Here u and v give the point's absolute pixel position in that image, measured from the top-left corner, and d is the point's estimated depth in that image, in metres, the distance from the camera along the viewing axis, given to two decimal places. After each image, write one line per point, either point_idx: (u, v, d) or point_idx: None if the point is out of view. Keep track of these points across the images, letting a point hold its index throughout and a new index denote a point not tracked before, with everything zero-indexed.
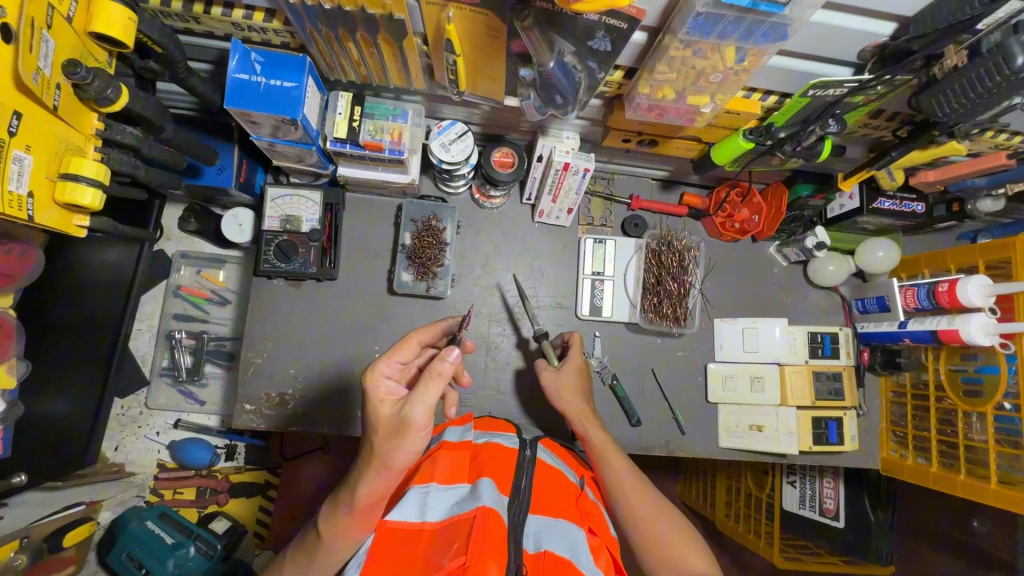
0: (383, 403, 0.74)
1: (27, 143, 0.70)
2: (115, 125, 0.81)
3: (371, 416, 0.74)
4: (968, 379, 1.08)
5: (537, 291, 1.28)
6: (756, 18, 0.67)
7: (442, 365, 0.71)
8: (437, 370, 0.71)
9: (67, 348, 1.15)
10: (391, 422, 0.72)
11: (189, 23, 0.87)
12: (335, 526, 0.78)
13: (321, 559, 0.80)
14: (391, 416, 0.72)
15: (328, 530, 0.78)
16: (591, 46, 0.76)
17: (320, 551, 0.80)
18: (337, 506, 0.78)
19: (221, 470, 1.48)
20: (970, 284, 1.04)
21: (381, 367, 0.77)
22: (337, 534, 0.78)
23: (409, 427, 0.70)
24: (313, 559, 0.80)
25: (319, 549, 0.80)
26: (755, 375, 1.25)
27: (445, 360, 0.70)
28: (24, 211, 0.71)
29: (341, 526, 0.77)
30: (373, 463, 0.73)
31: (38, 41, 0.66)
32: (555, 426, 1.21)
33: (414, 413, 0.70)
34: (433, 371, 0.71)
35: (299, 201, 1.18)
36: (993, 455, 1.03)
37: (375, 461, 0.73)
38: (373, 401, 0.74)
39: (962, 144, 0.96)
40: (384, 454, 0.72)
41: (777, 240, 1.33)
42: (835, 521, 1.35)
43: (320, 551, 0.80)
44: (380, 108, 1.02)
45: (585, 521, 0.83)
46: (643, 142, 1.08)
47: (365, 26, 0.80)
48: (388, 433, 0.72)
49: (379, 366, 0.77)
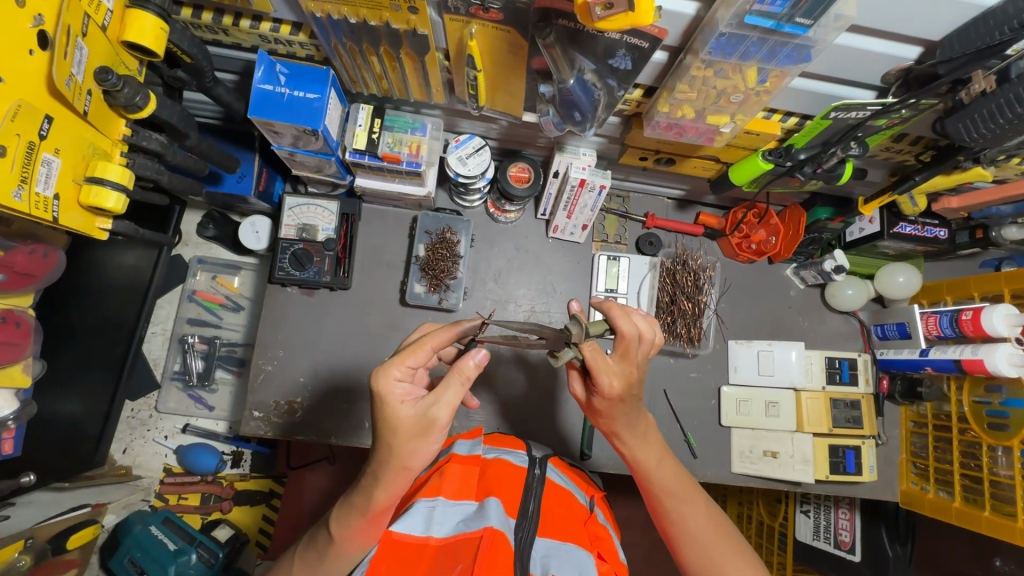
0: (402, 405, 0.68)
1: (56, 147, 0.71)
2: (142, 131, 0.82)
3: (386, 418, 0.68)
4: (993, 412, 1.05)
5: (550, 307, 1.27)
6: (780, 39, 0.67)
7: (468, 366, 0.70)
8: (464, 372, 0.70)
9: (82, 349, 1.16)
10: (412, 426, 0.68)
11: (217, 34, 0.89)
12: (344, 532, 0.75)
13: (328, 569, 0.79)
14: (412, 417, 0.68)
15: (338, 537, 0.75)
16: (611, 64, 0.76)
17: (325, 564, 0.78)
18: (348, 514, 0.74)
19: (226, 476, 1.47)
20: (995, 313, 1.02)
21: (395, 369, 0.69)
22: (345, 544, 0.76)
23: (433, 427, 0.68)
24: (319, 570, 0.79)
25: (327, 559, 0.78)
26: (770, 399, 1.23)
27: (473, 362, 0.70)
28: (49, 212, 0.72)
29: (349, 533, 0.75)
30: (389, 466, 0.69)
31: (73, 49, 0.68)
32: (564, 445, 1.20)
33: (438, 410, 0.68)
34: (457, 371, 0.69)
35: (318, 211, 1.20)
36: (1020, 492, 0.99)
37: (392, 461, 0.69)
38: (388, 402, 0.68)
39: (988, 169, 0.94)
40: (403, 454, 0.68)
41: (795, 262, 1.31)
42: (851, 555, 1.29)
43: (328, 558, 0.77)
44: (399, 120, 1.03)
45: (595, 545, 0.80)
46: (660, 161, 1.08)
47: (389, 40, 0.81)
48: (409, 434, 0.68)
49: (391, 369, 0.69)
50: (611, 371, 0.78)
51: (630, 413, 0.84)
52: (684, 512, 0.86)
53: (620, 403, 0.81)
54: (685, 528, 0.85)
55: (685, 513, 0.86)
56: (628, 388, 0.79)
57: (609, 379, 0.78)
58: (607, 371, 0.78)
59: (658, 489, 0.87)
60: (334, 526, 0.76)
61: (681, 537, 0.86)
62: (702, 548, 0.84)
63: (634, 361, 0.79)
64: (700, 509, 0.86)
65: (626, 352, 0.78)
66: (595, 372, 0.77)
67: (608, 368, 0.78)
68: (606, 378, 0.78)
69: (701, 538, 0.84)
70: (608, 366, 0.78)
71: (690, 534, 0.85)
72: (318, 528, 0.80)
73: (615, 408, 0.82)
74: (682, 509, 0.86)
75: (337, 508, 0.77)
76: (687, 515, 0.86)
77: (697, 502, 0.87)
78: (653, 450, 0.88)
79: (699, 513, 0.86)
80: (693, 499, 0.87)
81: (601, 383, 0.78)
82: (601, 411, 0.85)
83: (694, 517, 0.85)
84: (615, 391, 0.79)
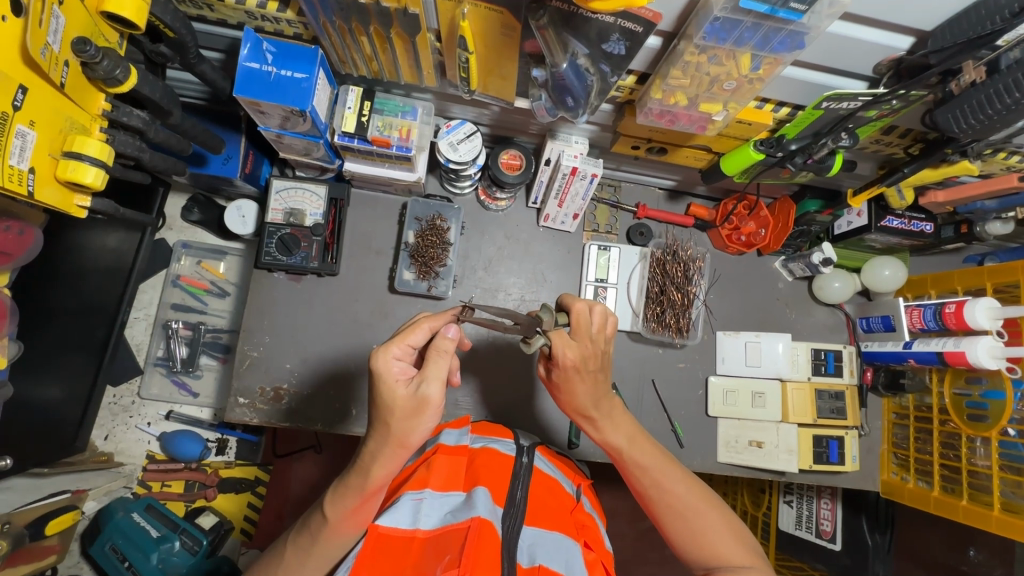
0: (398, 384, 0.70)
1: (31, 119, 0.69)
2: (123, 106, 0.80)
3: (383, 397, 0.70)
4: (973, 404, 1.06)
5: (540, 295, 1.27)
6: (774, 25, 0.67)
7: (444, 342, 0.72)
8: (443, 348, 0.71)
9: (62, 331, 1.14)
10: (407, 403, 0.69)
11: (202, 9, 0.87)
12: (340, 512, 0.75)
13: (320, 552, 0.77)
14: (406, 398, 0.69)
15: (333, 517, 0.75)
16: (605, 49, 0.75)
17: (319, 544, 0.77)
18: (342, 493, 0.75)
19: (211, 463, 1.45)
20: (977, 306, 1.03)
21: (393, 348, 0.71)
22: (340, 525, 0.75)
23: (427, 405, 0.69)
24: (312, 553, 0.77)
25: (320, 541, 0.77)
26: (757, 390, 1.24)
27: (448, 337, 0.72)
28: (24, 186, 0.70)
29: (349, 514, 0.75)
30: (387, 444, 0.71)
31: (48, 17, 0.66)
32: (552, 433, 1.20)
33: (430, 390, 0.69)
34: (437, 348, 0.71)
35: (306, 196, 1.18)
36: (996, 481, 1.01)
37: (390, 439, 0.71)
38: (385, 381, 0.70)
39: (974, 163, 0.95)
40: (401, 433, 0.70)
41: (783, 255, 1.32)
42: (832, 544, 1.31)
43: (320, 540, 0.77)
44: (390, 104, 1.01)
45: (581, 534, 0.80)
46: (652, 150, 1.07)
47: (380, 20, 0.79)
48: (405, 413, 0.69)
49: (390, 348, 0.72)
50: (568, 345, 0.80)
51: (589, 390, 0.84)
52: (664, 489, 0.86)
53: (578, 373, 0.81)
54: (665, 503, 0.85)
55: (664, 489, 0.86)
56: (583, 361, 0.80)
57: (564, 351, 0.79)
58: (563, 344, 0.79)
59: (637, 470, 0.87)
60: (330, 507, 0.75)
61: (662, 513, 0.86)
62: (685, 520, 0.84)
63: (590, 337, 0.81)
64: (679, 483, 0.86)
65: (580, 325, 0.80)
66: (553, 345, 0.79)
67: (566, 341, 0.79)
68: (562, 350, 0.79)
69: (683, 511, 0.84)
70: (565, 340, 0.80)
71: (671, 509, 0.85)
72: (310, 511, 0.79)
73: (572, 381, 0.82)
74: (659, 484, 0.86)
75: (333, 488, 0.77)
76: (665, 489, 0.86)
77: (675, 475, 0.87)
78: (625, 431, 0.88)
79: (677, 486, 0.86)
80: (671, 473, 0.87)
81: (557, 356, 0.80)
82: (563, 387, 0.85)
83: (671, 490, 0.86)
84: (570, 362, 0.80)
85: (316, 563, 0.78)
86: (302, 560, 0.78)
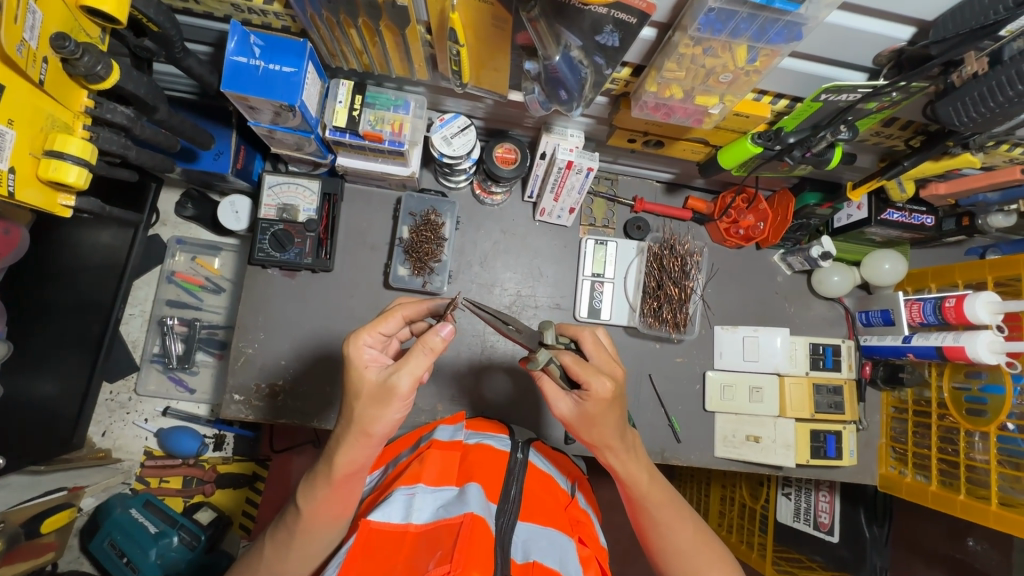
0: (368, 369, 0.71)
1: (10, 118, 0.68)
2: (106, 103, 0.79)
3: (353, 382, 0.71)
4: (973, 398, 1.05)
5: (536, 290, 1.26)
6: (770, 16, 0.65)
7: (433, 339, 0.68)
8: (428, 344, 0.68)
9: (57, 327, 1.14)
10: (375, 388, 0.70)
11: (187, 3, 0.86)
12: (312, 502, 0.75)
13: (299, 546, 0.77)
14: (375, 382, 0.70)
15: (305, 510, 0.75)
16: (598, 41, 0.73)
17: (297, 539, 0.77)
18: (313, 485, 0.75)
19: (208, 460, 1.46)
20: (978, 300, 1.01)
21: (365, 335, 0.73)
22: (313, 518, 0.76)
23: (393, 394, 0.68)
24: (290, 548, 0.78)
25: (296, 535, 0.77)
26: (754, 384, 1.23)
27: (438, 334, 0.68)
28: (5, 186, 0.69)
29: (318, 502, 0.75)
30: (351, 431, 0.71)
31: (24, 12, 0.64)
32: (549, 428, 1.19)
33: (397, 379, 0.68)
34: (422, 342, 0.68)
35: (299, 191, 1.17)
36: (994, 475, 1.00)
37: (353, 426, 0.71)
38: (356, 367, 0.71)
39: (976, 155, 0.93)
40: (363, 420, 0.70)
41: (782, 248, 1.30)
42: (829, 536, 1.31)
43: (298, 534, 0.77)
44: (381, 97, 1.00)
45: (576, 530, 0.80)
46: (649, 143, 1.05)
47: (368, 13, 0.77)
48: (371, 399, 0.70)
49: (362, 336, 0.74)
50: (601, 374, 0.73)
51: (619, 422, 0.77)
52: (668, 527, 0.84)
53: (612, 406, 0.74)
54: (668, 540, 0.84)
55: (668, 527, 0.84)
56: (618, 391, 0.74)
57: (601, 381, 0.72)
58: (596, 375, 0.73)
59: (643, 507, 0.84)
60: (303, 499, 0.76)
61: (661, 549, 0.85)
62: (687, 562, 0.83)
63: (612, 357, 0.80)
64: (684, 520, 0.85)
65: (600, 350, 0.80)
66: (583, 375, 0.72)
67: (596, 370, 0.73)
68: (596, 379, 0.72)
69: (686, 551, 0.83)
70: (596, 371, 0.73)
71: (675, 548, 0.84)
72: (287, 507, 0.80)
73: (606, 415, 0.75)
74: (669, 521, 0.84)
75: (306, 479, 0.78)
76: (670, 528, 0.84)
77: (682, 514, 0.85)
78: (643, 465, 0.84)
79: (683, 527, 0.84)
80: (680, 510, 0.85)
81: (592, 387, 0.72)
82: (590, 420, 0.76)
83: (675, 528, 0.84)
84: (608, 396, 0.73)
85: (296, 559, 0.78)
86: (283, 557, 0.78)
